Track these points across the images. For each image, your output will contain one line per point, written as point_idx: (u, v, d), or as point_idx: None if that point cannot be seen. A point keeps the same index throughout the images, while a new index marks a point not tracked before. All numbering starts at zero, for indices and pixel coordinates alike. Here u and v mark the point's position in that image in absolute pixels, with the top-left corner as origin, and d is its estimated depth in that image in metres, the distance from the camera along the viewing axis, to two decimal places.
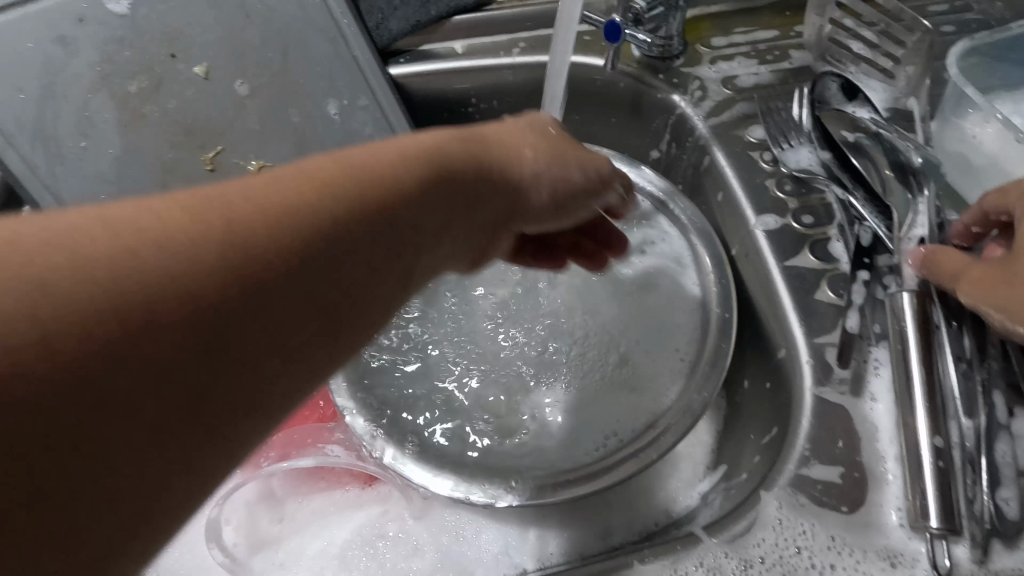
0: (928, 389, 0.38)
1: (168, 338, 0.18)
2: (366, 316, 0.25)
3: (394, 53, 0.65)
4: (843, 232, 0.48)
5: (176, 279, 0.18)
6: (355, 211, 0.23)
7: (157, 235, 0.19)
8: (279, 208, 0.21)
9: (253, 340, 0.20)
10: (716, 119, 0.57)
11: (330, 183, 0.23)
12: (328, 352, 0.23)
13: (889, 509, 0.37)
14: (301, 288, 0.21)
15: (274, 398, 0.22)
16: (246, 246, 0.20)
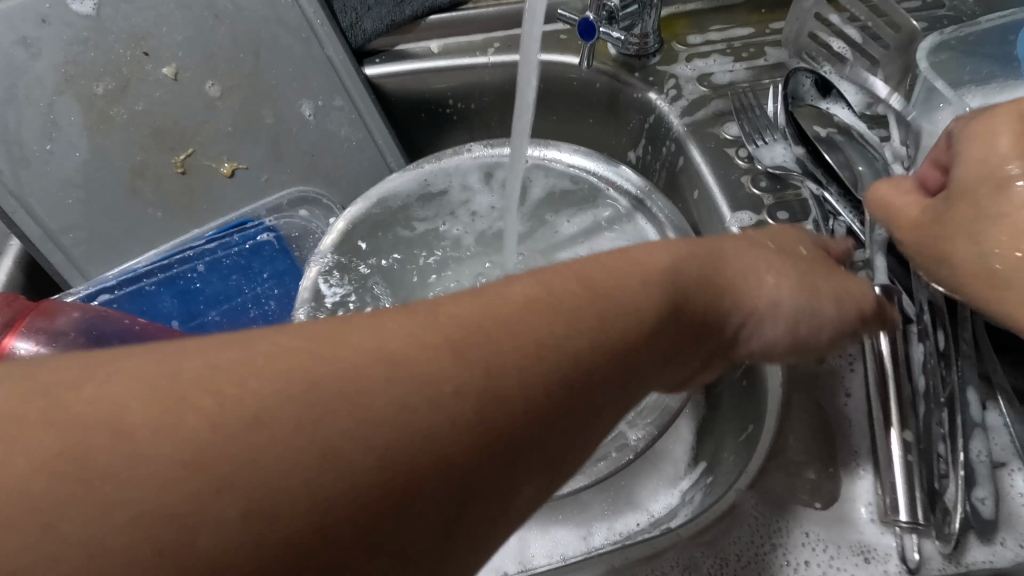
0: (898, 382, 0.38)
1: (382, 499, 0.18)
2: (569, 472, 0.24)
3: (370, 54, 0.65)
4: (819, 227, 0.48)
5: (341, 487, 0.18)
6: (577, 362, 0.24)
7: (391, 380, 0.20)
8: (511, 365, 0.22)
9: (472, 507, 0.20)
10: (691, 118, 0.57)
11: (504, 349, 0.22)
12: (531, 498, 0.23)
13: (860, 504, 0.38)
14: (516, 451, 0.21)
15: (480, 556, 0.21)
16: (434, 445, 0.19)
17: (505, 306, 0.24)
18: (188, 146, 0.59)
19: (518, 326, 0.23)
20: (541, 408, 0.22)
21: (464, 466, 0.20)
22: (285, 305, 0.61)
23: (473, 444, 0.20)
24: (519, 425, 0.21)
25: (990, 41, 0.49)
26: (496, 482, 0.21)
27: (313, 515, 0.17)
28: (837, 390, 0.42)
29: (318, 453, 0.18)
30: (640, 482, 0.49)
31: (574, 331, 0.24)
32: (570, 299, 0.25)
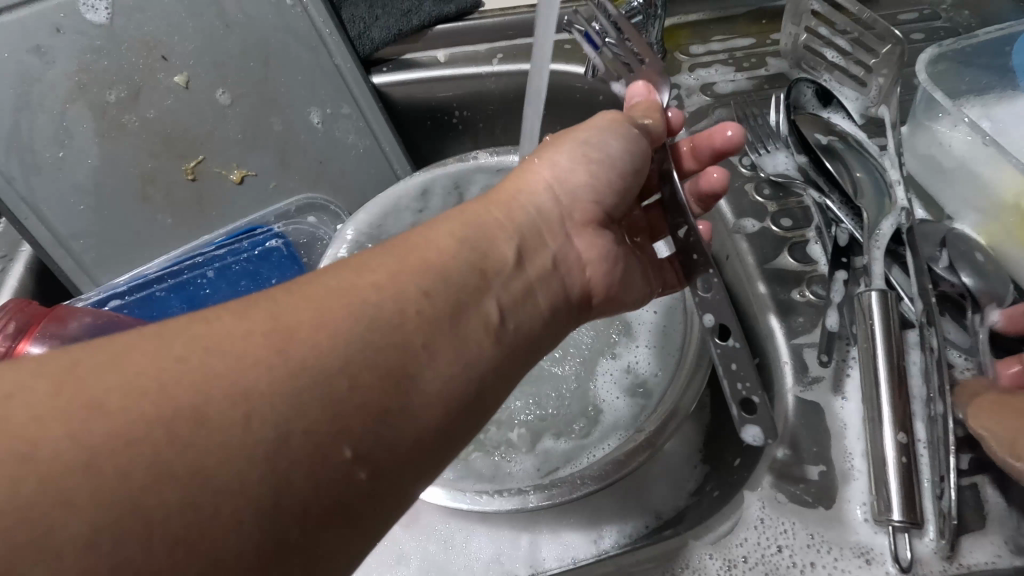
0: (893, 385, 0.38)
1: (225, 431, 0.22)
2: (431, 389, 0.28)
3: (377, 62, 0.65)
4: (821, 234, 0.49)
5: (234, 448, 0.22)
6: (393, 303, 0.28)
7: (237, 352, 0.24)
8: (323, 315, 0.26)
9: (320, 425, 0.24)
10: (694, 128, 0.58)
11: (336, 306, 0.27)
12: (397, 426, 0.26)
13: (854, 504, 0.38)
14: (348, 371, 0.25)
15: (359, 475, 0.25)
16: (303, 403, 0.24)
17: (342, 280, 0.28)
18: (199, 154, 0.59)
19: (349, 289, 0.28)
20: (398, 359, 0.27)
21: (339, 427, 0.24)
22: None
23: (341, 394, 0.25)
24: (380, 375, 0.26)
25: (988, 52, 0.50)
26: (343, 404, 0.25)
27: (219, 477, 0.21)
28: (834, 395, 0.42)
29: (212, 417, 0.22)
30: (650, 484, 0.49)
31: (401, 285, 0.29)
32: (413, 266, 0.30)
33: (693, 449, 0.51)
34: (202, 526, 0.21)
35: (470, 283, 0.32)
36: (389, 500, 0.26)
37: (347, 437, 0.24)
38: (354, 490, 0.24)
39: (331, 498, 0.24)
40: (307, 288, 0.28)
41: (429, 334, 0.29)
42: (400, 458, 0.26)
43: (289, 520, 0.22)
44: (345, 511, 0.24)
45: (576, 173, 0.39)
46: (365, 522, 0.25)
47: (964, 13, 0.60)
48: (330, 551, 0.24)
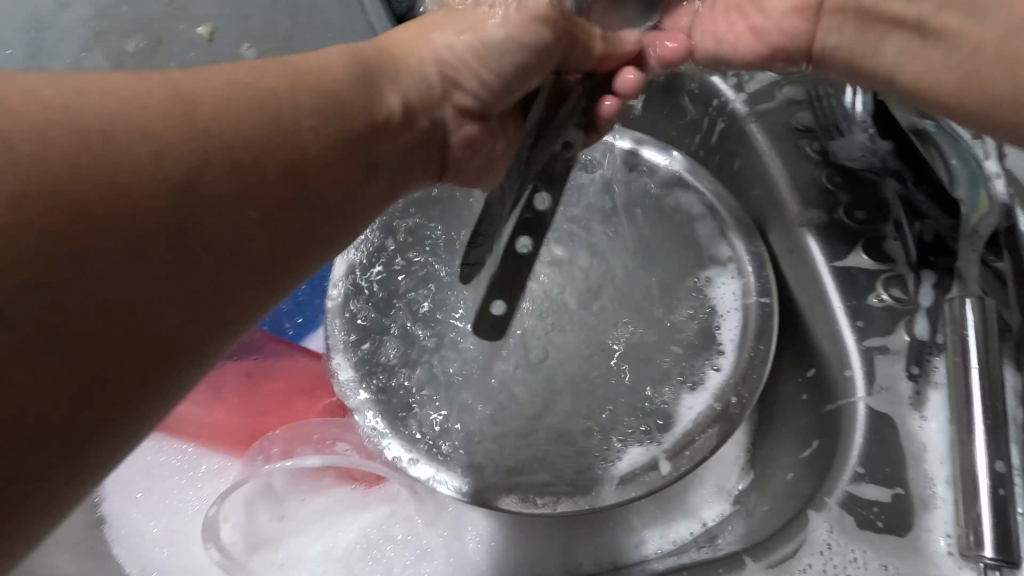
0: (989, 403, 0.34)
1: (92, 200, 0.20)
2: (339, 192, 0.28)
3: (413, 23, 0.55)
4: (901, 230, 0.43)
5: (146, 189, 0.21)
6: (287, 106, 0.26)
7: (118, 115, 0.21)
8: (194, 102, 0.23)
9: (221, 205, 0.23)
10: (762, 106, 0.52)
11: (243, 95, 0.25)
12: (297, 218, 0.26)
13: (936, 536, 0.34)
14: (247, 156, 0.24)
15: (262, 247, 0.25)
16: (201, 149, 0.23)
17: (228, 76, 0.25)
18: None
19: (232, 81, 0.25)
20: (302, 153, 0.26)
21: (249, 189, 0.24)
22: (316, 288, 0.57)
23: (246, 155, 0.24)
24: (285, 166, 0.25)
25: None
26: (244, 177, 0.24)
27: (123, 233, 0.20)
28: (910, 411, 0.38)
29: (124, 149, 0.21)
30: (687, 493, 0.47)
31: (303, 96, 0.26)
32: (292, 74, 0.27)
33: (742, 449, 0.49)
34: (104, 271, 0.20)
35: (378, 106, 0.30)
36: (280, 267, 0.26)
37: (246, 200, 0.24)
38: (246, 244, 0.24)
39: (224, 246, 0.23)
40: (184, 79, 0.24)
41: (333, 130, 0.27)
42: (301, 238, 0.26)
43: (189, 264, 0.22)
44: (237, 257, 0.24)
45: (461, 59, 0.35)
46: (253, 282, 0.25)
47: None
48: (219, 304, 0.24)
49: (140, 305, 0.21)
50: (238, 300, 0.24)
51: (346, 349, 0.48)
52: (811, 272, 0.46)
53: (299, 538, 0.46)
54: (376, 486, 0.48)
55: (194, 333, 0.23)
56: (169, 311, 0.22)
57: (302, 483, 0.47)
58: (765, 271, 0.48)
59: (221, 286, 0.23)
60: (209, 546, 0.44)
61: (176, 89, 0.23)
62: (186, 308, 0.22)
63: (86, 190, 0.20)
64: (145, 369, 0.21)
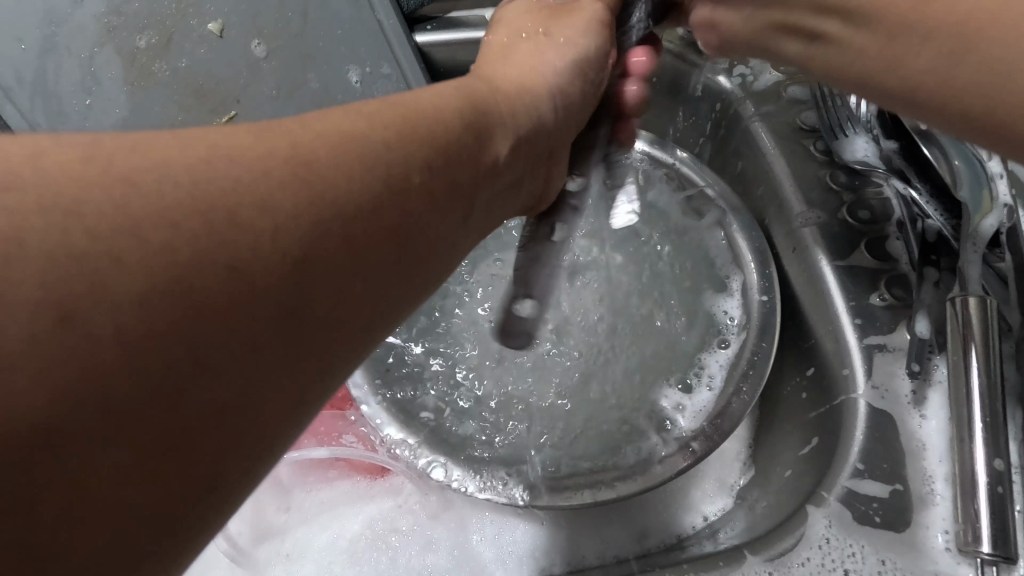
0: (988, 401, 0.34)
1: (211, 279, 0.17)
2: (435, 253, 0.25)
3: (421, 20, 0.56)
4: (903, 230, 0.44)
5: (260, 261, 0.18)
6: (398, 162, 0.24)
7: (225, 154, 0.20)
8: (300, 153, 0.21)
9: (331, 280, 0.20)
10: (768, 105, 0.53)
11: (348, 144, 0.22)
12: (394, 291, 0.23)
13: (934, 532, 0.34)
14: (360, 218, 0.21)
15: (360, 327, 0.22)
16: (311, 205, 0.20)
17: (346, 122, 0.23)
18: (229, 110, 0.56)
19: (344, 129, 0.23)
20: (403, 213, 0.23)
21: (356, 258, 0.21)
22: None
23: (356, 219, 0.21)
24: (388, 230, 0.22)
25: None
26: (356, 244, 0.21)
27: (242, 319, 0.18)
28: (910, 408, 0.38)
29: (238, 200, 0.19)
30: (689, 488, 0.48)
31: (408, 139, 0.25)
32: (405, 117, 0.25)
33: (743, 444, 0.49)
34: (218, 366, 0.17)
35: (475, 149, 0.28)
36: (377, 336, 0.23)
37: (355, 275, 0.21)
38: (351, 320, 0.21)
39: (334, 326, 0.21)
40: (296, 127, 0.22)
41: (438, 181, 0.25)
42: (394, 312, 0.24)
43: (299, 350, 0.20)
44: (342, 337, 0.21)
45: (569, 76, 0.37)
46: (352, 361, 0.22)
47: None
48: (318, 388, 0.21)
49: (252, 400, 0.18)
50: (335, 383, 0.22)
51: None
52: (812, 271, 0.46)
53: (305, 528, 0.47)
54: (381, 478, 0.49)
55: (292, 425, 0.20)
56: (273, 404, 0.19)
57: (310, 474, 0.49)
58: (770, 268, 0.48)
59: (320, 372, 0.21)
60: (218, 536, 0.46)
61: (288, 135, 0.22)
62: (288, 401, 0.20)
63: (196, 264, 0.17)
64: (246, 468, 0.19)
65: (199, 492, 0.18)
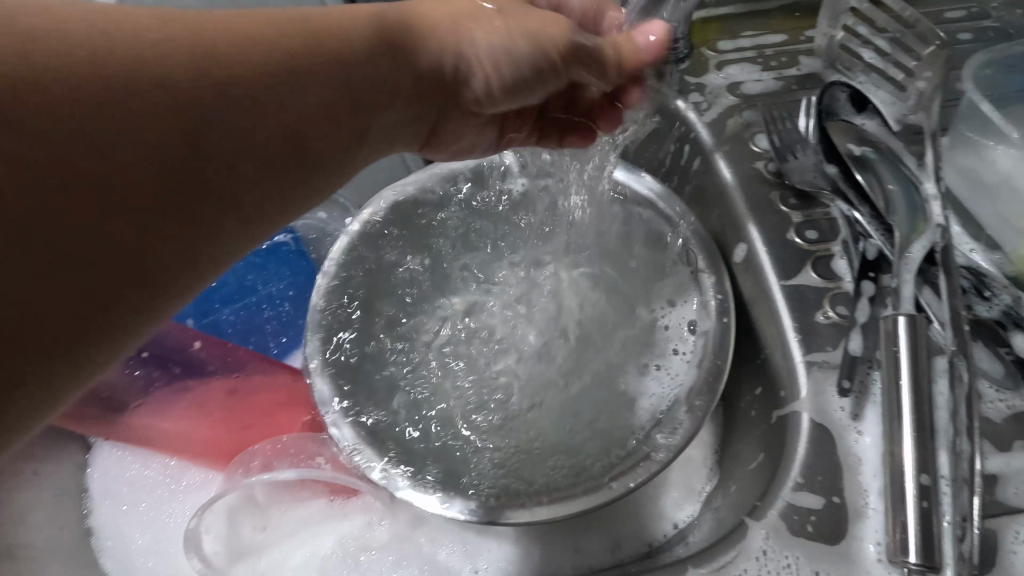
0: (917, 418, 0.36)
1: (107, 126, 0.24)
2: (326, 156, 0.32)
3: None
4: (847, 249, 0.46)
5: (152, 112, 0.25)
6: (294, 63, 0.29)
7: (140, 39, 0.25)
8: (200, 42, 0.27)
9: (226, 147, 0.27)
10: (722, 127, 0.55)
11: (250, 46, 0.28)
12: (280, 179, 0.30)
13: (867, 543, 0.35)
14: (255, 113, 0.28)
15: (251, 200, 0.29)
16: (207, 96, 0.26)
17: (248, 24, 0.29)
18: None
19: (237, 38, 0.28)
20: (296, 121, 0.30)
21: (242, 145, 0.28)
22: (300, 306, 0.60)
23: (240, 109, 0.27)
24: (280, 131, 0.29)
25: None
26: (246, 126, 0.28)
27: (141, 164, 0.24)
28: (851, 425, 0.39)
29: (148, 65, 0.25)
30: (658, 497, 0.49)
31: (301, 49, 0.30)
32: (305, 33, 0.30)
33: (709, 451, 0.51)
34: (118, 204, 0.24)
35: (385, 72, 0.34)
36: (273, 210, 0.30)
37: (242, 147, 0.28)
38: (242, 185, 0.28)
39: (229, 183, 0.28)
40: (207, 23, 0.27)
41: (328, 94, 0.31)
42: (284, 196, 0.30)
43: (191, 201, 0.26)
44: (233, 199, 0.28)
45: (490, 56, 0.37)
46: (246, 223, 0.29)
47: (1017, 12, 0.60)
48: (217, 233, 0.28)
49: (154, 236, 0.25)
50: (236, 234, 0.29)
51: (320, 367, 0.48)
52: (764, 287, 0.48)
53: (281, 546, 0.49)
54: (353, 497, 0.51)
55: (196, 261, 0.27)
56: (172, 239, 0.26)
57: (284, 493, 0.50)
58: (726, 286, 0.50)
59: (210, 223, 0.27)
60: (192, 557, 0.46)
61: (197, 29, 0.27)
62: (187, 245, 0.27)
63: (79, 121, 0.23)
64: (140, 299, 0.25)
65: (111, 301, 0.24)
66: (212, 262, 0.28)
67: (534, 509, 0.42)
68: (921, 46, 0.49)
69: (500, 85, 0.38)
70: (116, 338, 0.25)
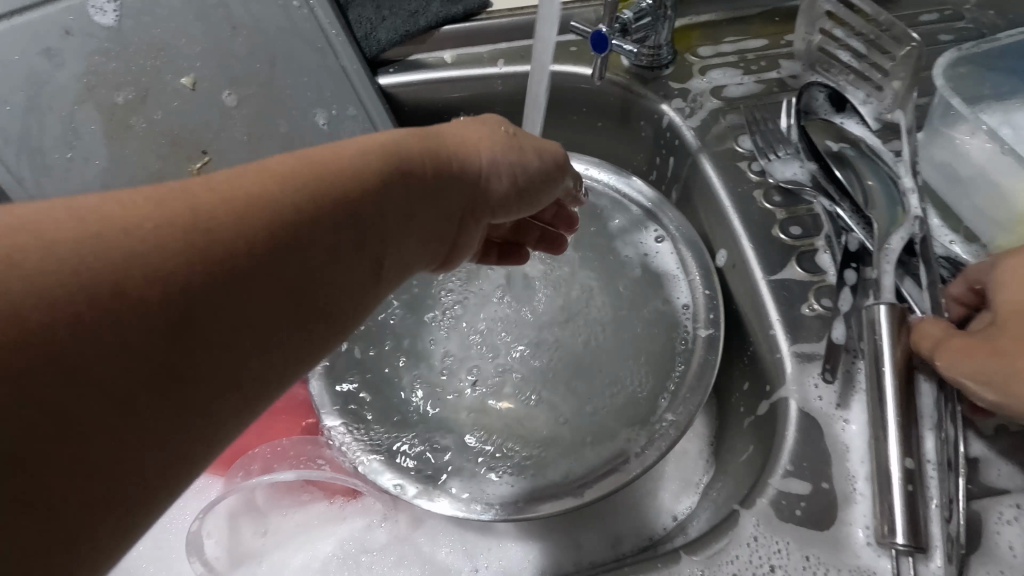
0: (899, 403, 0.37)
1: (78, 347, 0.19)
2: (347, 308, 0.27)
3: (384, 64, 0.64)
4: (831, 243, 0.48)
5: (129, 307, 0.20)
6: (311, 218, 0.24)
7: (123, 224, 0.20)
8: (186, 215, 0.21)
9: (223, 332, 0.22)
10: (707, 130, 0.56)
11: (250, 203, 0.23)
12: (294, 348, 0.25)
13: (856, 527, 0.36)
14: (267, 284, 0.23)
15: (255, 381, 0.23)
16: (201, 276, 0.21)
17: (246, 181, 0.24)
18: (205, 154, 0.61)
19: (257, 195, 0.24)
20: (311, 283, 0.24)
21: (241, 323, 0.22)
22: None
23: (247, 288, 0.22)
24: (291, 296, 0.24)
25: (1012, 54, 0.50)
26: (251, 303, 0.22)
27: (117, 382, 0.19)
28: (836, 413, 0.40)
29: (128, 249, 0.20)
30: (655, 493, 0.50)
31: (318, 194, 0.25)
32: (313, 174, 0.25)
33: (704, 444, 0.52)
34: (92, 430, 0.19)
35: (412, 203, 0.29)
36: (266, 397, 0.24)
37: (244, 326, 0.22)
38: (238, 367, 0.22)
39: (228, 362, 0.22)
40: (198, 188, 0.23)
41: (347, 239, 0.26)
42: (295, 368, 0.25)
43: (168, 408, 0.21)
44: (227, 390, 0.22)
45: (502, 171, 0.35)
46: (247, 409, 0.24)
47: (989, 13, 0.63)
48: (210, 433, 0.22)
49: (119, 461, 0.20)
50: (218, 437, 0.23)
51: (320, 374, 0.51)
52: (750, 283, 0.49)
53: (282, 550, 0.49)
54: (354, 499, 0.52)
55: (181, 469, 0.22)
56: (139, 460, 0.20)
57: (284, 497, 0.51)
58: (713, 282, 0.52)
59: (205, 427, 0.22)
60: (194, 562, 0.47)
61: (190, 198, 0.22)
62: (171, 459, 0.21)
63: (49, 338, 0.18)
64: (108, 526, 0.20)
65: (46, 544, 0.19)
66: (199, 460, 0.23)
67: (551, 501, 0.43)
68: (899, 47, 0.49)
69: (509, 197, 0.36)
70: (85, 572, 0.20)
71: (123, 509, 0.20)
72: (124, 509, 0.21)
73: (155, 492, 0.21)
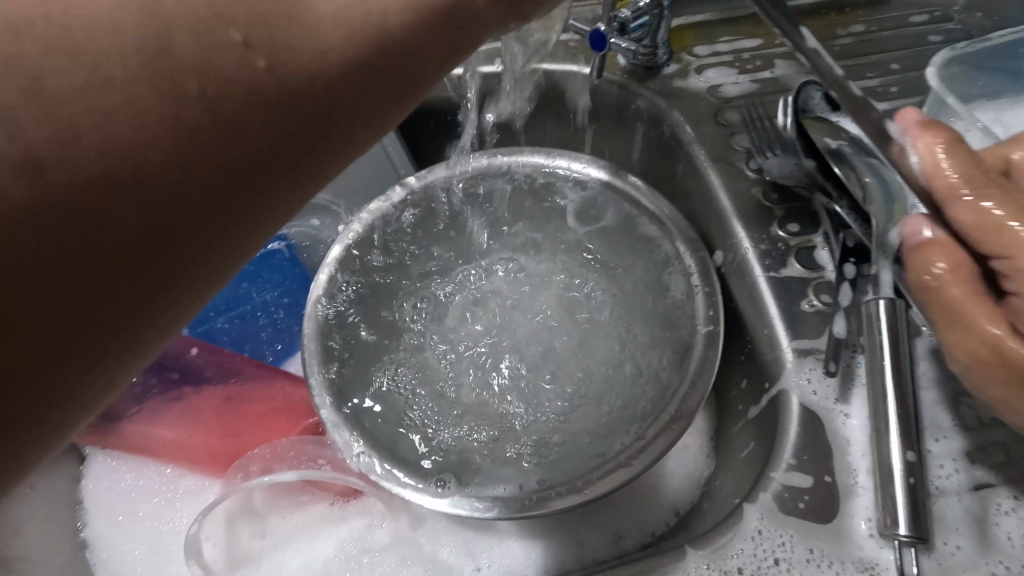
0: (902, 397, 0.37)
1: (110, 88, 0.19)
2: (394, 67, 0.25)
3: None
4: (829, 240, 0.48)
5: (168, 59, 0.19)
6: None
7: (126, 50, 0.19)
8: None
9: (260, 69, 0.21)
10: (705, 128, 0.57)
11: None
12: (345, 94, 0.24)
13: (858, 519, 0.37)
14: (292, 19, 0.22)
15: (312, 137, 0.23)
16: (228, 20, 0.20)
17: None
18: None
19: None
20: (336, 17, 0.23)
21: (278, 61, 0.22)
22: (294, 314, 0.60)
23: (184, 59, 0.20)
24: (324, 26, 0.23)
25: (1001, 56, 0.51)
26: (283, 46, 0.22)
27: (165, 116, 0.19)
28: (836, 408, 0.41)
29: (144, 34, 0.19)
30: (656, 488, 0.50)
31: None
32: None
33: (705, 438, 0.52)
34: (148, 162, 0.19)
35: None
36: (281, 182, 0.23)
37: (283, 69, 0.22)
38: (288, 114, 0.22)
39: (270, 105, 0.22)
40: None
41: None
42: (352, 133, 0.25)
43: (193, 195, 0.21)
44: (282, 142, 0.23)
45: None
46: (312, 168, 0.24)
47: (977, 15, 0.64)
48: (276, 186, 0.23)
49: (144, 262, 0.20)
50: (284, 190, 0.24)
51: (318, 371, 0.49)
52: (749, 280, 0.49)
53: (279, 553, 0.49)
54: (353, 499, 0.51)
55: (254, 218, 0.23)
56: (184, 248, 0.21)
57: (282, 498, 0.50)
58: (713, 280, 0.51)
59: (269, 175, 0.23)
60: (192, 565, 0.46)
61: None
62: (236, 202, 0.22)
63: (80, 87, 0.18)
64: (192, 268, 0.22)
65: (143, 284, 0.20)
66: (271, 213, 0.24)
67: (560, 497, 0.43)
68: None
69: None
70: (189, 308, 0.23)
71: (201, 253, 0.22)
72: (203, 252, 0.22)
73: (231, 241, 0.23)
